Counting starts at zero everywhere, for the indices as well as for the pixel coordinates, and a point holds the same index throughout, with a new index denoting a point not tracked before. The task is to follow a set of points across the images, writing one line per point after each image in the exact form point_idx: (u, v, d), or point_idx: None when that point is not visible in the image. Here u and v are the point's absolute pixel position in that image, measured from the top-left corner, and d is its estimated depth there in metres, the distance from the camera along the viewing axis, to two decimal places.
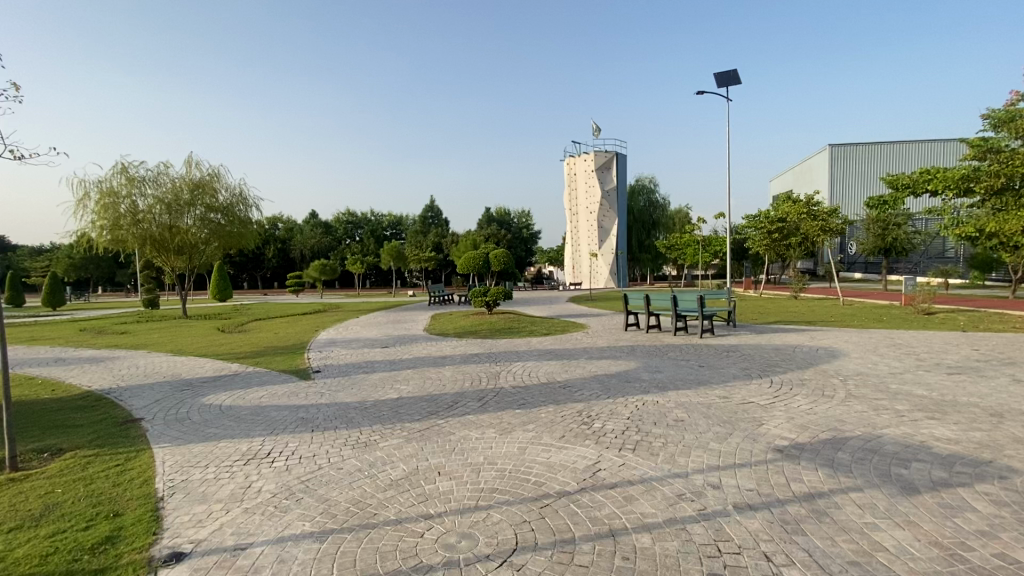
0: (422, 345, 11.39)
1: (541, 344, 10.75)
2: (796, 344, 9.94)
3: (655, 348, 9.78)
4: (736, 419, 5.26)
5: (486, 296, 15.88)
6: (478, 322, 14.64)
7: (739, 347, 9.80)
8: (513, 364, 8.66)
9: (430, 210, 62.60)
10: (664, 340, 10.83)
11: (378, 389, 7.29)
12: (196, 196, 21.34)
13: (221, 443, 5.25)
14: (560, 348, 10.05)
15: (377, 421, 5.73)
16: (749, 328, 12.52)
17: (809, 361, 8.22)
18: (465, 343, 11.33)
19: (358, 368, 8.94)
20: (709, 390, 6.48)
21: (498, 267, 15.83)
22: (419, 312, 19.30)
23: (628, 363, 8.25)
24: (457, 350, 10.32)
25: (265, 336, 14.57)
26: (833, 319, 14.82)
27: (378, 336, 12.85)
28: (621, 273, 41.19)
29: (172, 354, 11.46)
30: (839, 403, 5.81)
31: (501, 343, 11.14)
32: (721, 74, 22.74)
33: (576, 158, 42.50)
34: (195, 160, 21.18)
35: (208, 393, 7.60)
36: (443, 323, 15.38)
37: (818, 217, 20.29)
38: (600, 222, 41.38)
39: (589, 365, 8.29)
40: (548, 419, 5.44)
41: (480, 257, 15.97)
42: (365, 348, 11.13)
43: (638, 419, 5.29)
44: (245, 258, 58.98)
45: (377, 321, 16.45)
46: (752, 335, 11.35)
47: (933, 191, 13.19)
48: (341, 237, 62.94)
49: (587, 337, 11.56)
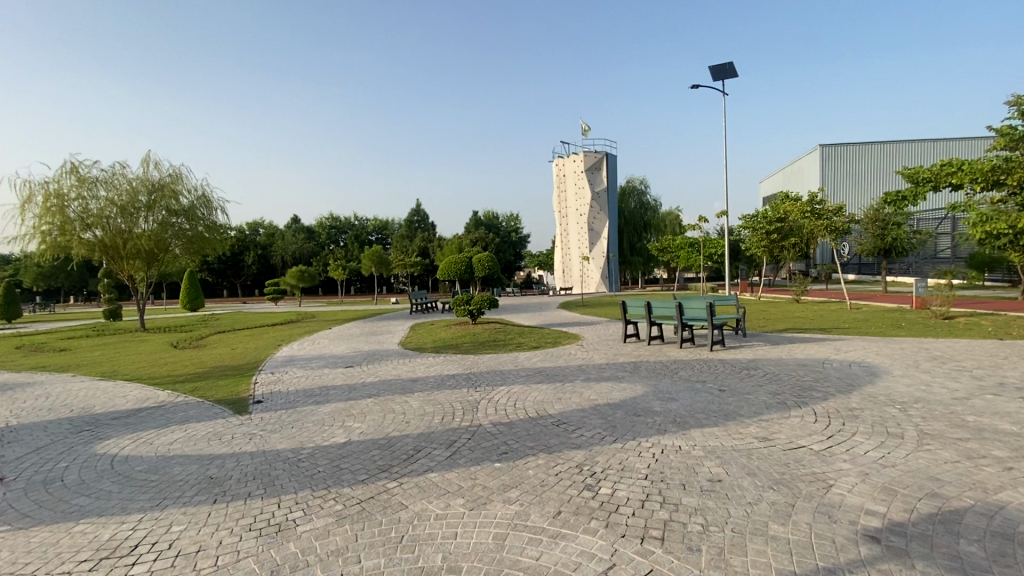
0: (393, 363, 9.92)
1: (530, 361, 9.32)
2: (823, 358, 8.64)
3: (662, 366, 8.39)
4: (792, 479, 3.86)
5: (469, 304, 14.44)
6: (460, 334, 13.20)
7: (759, 362, 8.47)
8: (495, 389, 7.23)
9: (416, 214, 61.05)
10: (670, 354, 9.47)
11: (325, 429, 5.80)
12: (154, 199, 19.59)
13: (77, 529, 3.71)
14: (552, 367, 8.63)
15: (307, 485, 4.25)
16: (761, 338, 11.22)
17: (847, 381, 6.91)
18: (442, 360, 9.88)
19: (309, 396, 7.44)
20: (741, 427, 5.10)
21: (482, 273, 14.40)
22: (397, 322, 17.80)
23: (634, 388, 6.85)
24: (431, 370, 8.86)
25: (220, 352, 12.95)
26: (848, 325, 13.61)
27: (345, 352, 11.34)
28: (613, 277, 40.01)
29: (99, 379, 9.82)
30: (917, 447, 4.45)
31: (484, 360, 9.70)
32: (716, 67, 21.64)
33: (565, 159, 41.31)
34: (153, 159, 19.46)
35: (110, 436, 6.04)
36: (421, 335, 13.89)
37: (822, 216, 19.12)
38: (590, 225, 40.18)
39: (586, 390, 6.88)
40: (537, 479, 4.01)
41: (463, 261, 14.50)
42: (327, 369, 9.63)
43: (660, 481, 3.89)
44: (224, 265, 56.92)
45: (349, 333, 14.90)
46: (768, 347, 10.04)
47: (958, 185, 11.98)
48: (324, 242, 61.14)
49: (581, 351, 10.16)
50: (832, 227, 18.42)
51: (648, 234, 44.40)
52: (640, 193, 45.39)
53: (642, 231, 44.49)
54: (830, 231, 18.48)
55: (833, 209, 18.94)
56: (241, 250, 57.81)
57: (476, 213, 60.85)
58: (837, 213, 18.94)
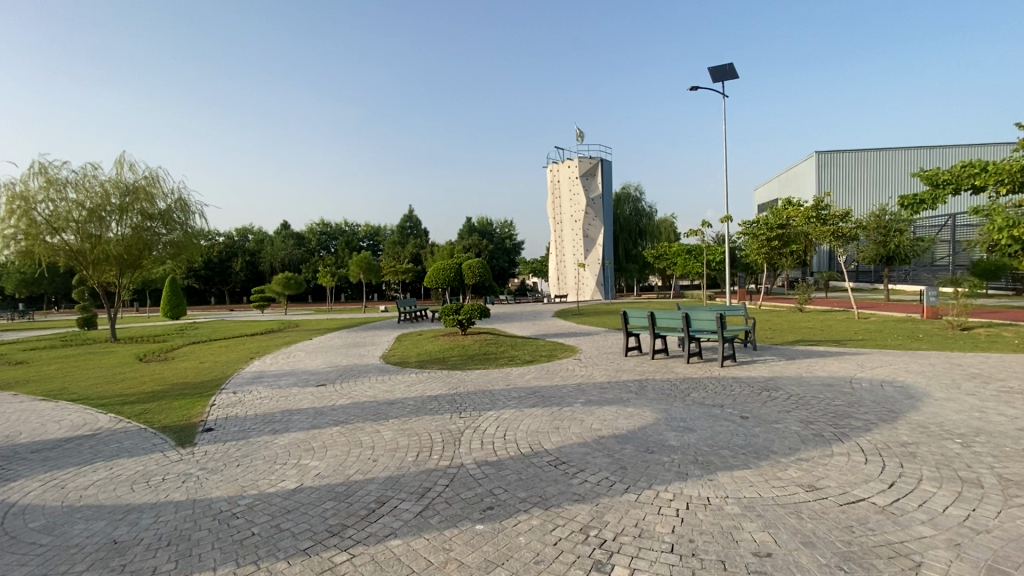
0: (371, 380, 8.95)
1: (523, 378, 8.39)
2: (848, 376, 7.79)
3: (671, 385, 7.49)
4: (865, 554, 2.95)
5: (458, 314, 13.51)
6: (448, 345, 12.26)
7: (778, 381, 7.59)
8: (482, 414, 6.30)
9: (409, 220, 60.12)
10: (677, 371, 8.58)
11: (276, 469, 4.83)
12: (128, 201, 18.47)
13: None
14: (548, 386, 7.70)
15: (233, 556, 3.29)
16: (773, 352, 10.37)
17: (886, 406, 6.05)
18: (426, 377, 8.93)
19: (268, 423, 6.46)
20: (779, 470, 4.19)
21: (472, 280, 13.48)
22: (384, 332, 16.82)
23: (643, 414, 5.93)
24: (412, 390, 7.90)
25: (187, 366, 11.89)
26: (861, 337, 12.82)
27: (321, 367, 10.35)
28: (609, 284, 39.21)
29: (41, 398, 8.76)
30: (1006, 503, 3.56)
31: (473, 377, 8.76)
32: (715, 68, 20.96)
33: (559, 165, 40.58)
34: (126, 160, 18.29)
35: (17, 477, 5.02)
36: (407, 347, 12.94)
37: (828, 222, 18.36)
38: (585, 231, 39.42)
39: (588, 417, 5.95)
40: (530, 551, 3.10)
41: (452, 266, 13.57)
42: (297, 387, 8.64)
43: (691, 557, 2.96)
44: (211, 271, 55.62)
45: (329, 346, 13.89)
46: (784, 362, 9.18)
47: (980, 187, 11.23)
48: (314, 248, 59.95)
49: (580, 367, 9.24)
50: (840, 233, 17.52)
51: (644, 241, 43.70)
52: (636, 200, 44.71)
53: (637, 238, 43.78)
54: (837, 238, 17.62)
55: (839, 215, 18.13)
56: (229, 256, 56.54)
57: (469, 220, 59.99)
58: (844, 219, 18.09)
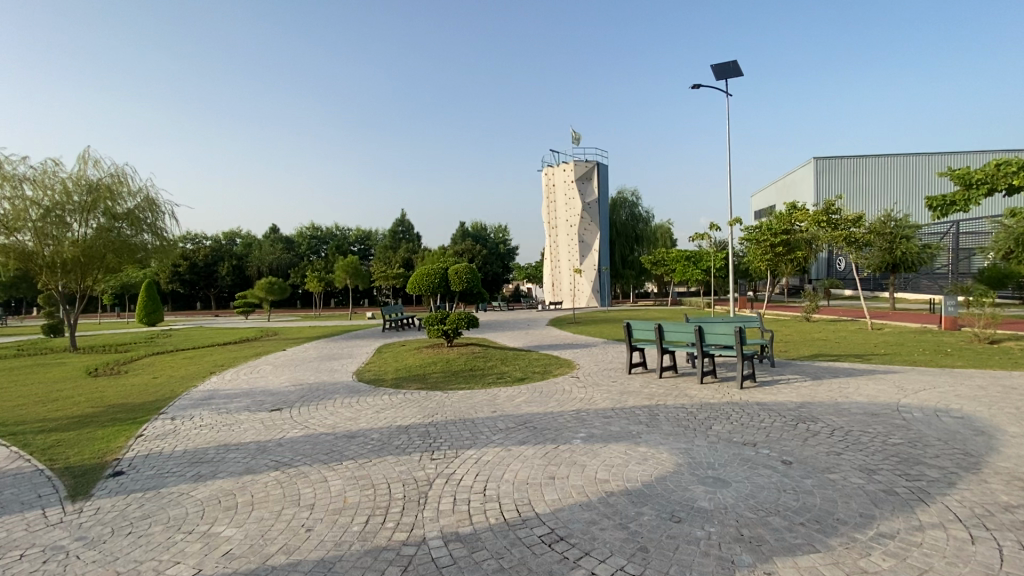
0: (336, 402, 7.74)
1: (512, 402, 7.20)
2: (892, 402, 6.67)
3: (687, 412, 6.34)
4: None
5: (443, 324, 12.30)
6: (431, 359, 11.05)
7: (813, 408, 6.46)
8: (459, 453, 5.11)
9: (401, 224, 58.83)
10: (691, 394, 7.42)
11: (174, 544, 3.59)
12: (91, 200, 17.14)
13: None
14: (541, 414, 6.51)
15: None
16: (794, 369, 9.24)
17: (955, 447, 4.92)
18: (400, 400, 7.73)
19: (195, 464, 5.24)
20: (861, 558, 3.02)
21: (458, 287, 12.26)
22: (364, 343, 15.58)
23: (659, 457, 4.77)
24: (381, 417, 6.69)
25: (136, 381, 10.61)
26: (884, 351, 11.71)
27: (285, 385, 9.12)
28: (605, 291, 38.13)
29: None
30: None
31: (454, 400, 7.56)
32: (718, 66, 19.90)
33: (554, 168, 39.52)
34: (88, 156, 16.94)
35: None
36: (386, 360, 11.71)
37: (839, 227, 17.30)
38: (580, 236, 38.36)
39: (590, 459, 4.78)
40: None
41: (438, 272, 12.38)
42: (248, 411, 7.42)
43: None
44: (197, 276, 54.03)
45: (302, 358, 12.63)
46: (810, 383, 8.04)
47: (1018, 188, 10.18)
48: (304, 252, 58.43)
49: (578, 388, 8.05)
50: (853, 239, 16.38)
51: (641, 246, 42.67)
52: (632, 205, 43.71)
53: (634, 244, 42.76)
54: (850, 244, 16.46)
55: (851, 219, 16.99)
56: (215, 260, 54.99)
57: (463, 224, 58.79)
58: (856, 223, 16.89)
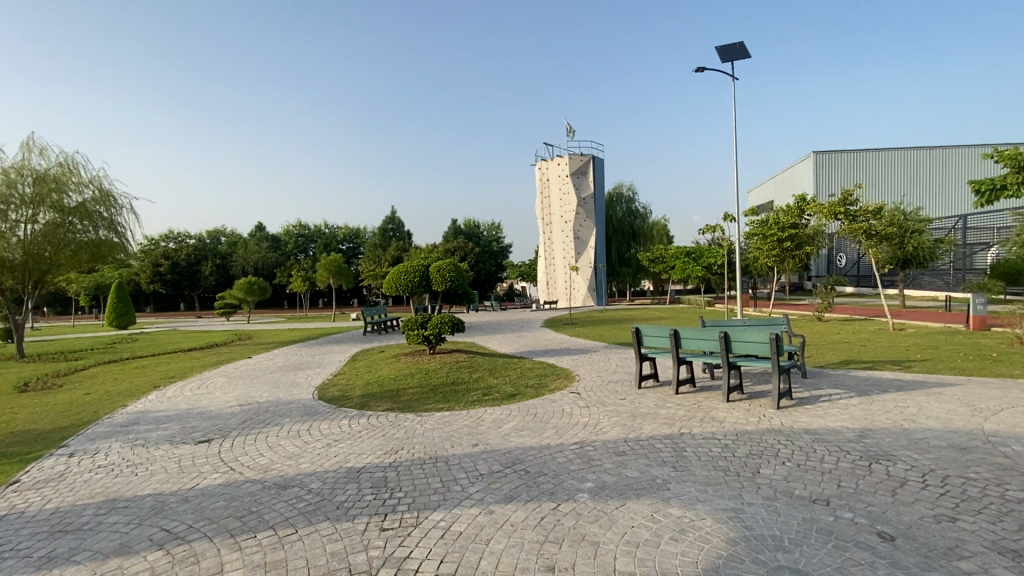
0: (283, 430, 6.29)
1: (498, 430, 5.78)
2: (975, 429, 5.31)
3: (720, 447, 4.96)
4: None
5: (424, 329, 10.87)
6: (408, 369, 9.61)
7: (879, 439, 5.09)
8: (420, 519, 3.68)
9: (391, 222, 57.23)
10: (720, 418, 6.02)
11: None
12: (37, 192, 15.52)
13: None
14: (534, 449, 5.09)
15: None
16: (832, 382, 7.87)
17: None
18: (361, 427, 6.29)
19: (54, 537, 3.78)
20: None
21: (442, 287, 10.78)
22: (339, 349, 14.11)
23: (703, 529, 3.36)
24: (330, 454, 5.25)
25: (62, 399, 9.09)
26: (921, 356, 10.39)
27: (229, 405, 7.65)
28: (602, 289, 36.82)
29: None
30: None
31: (427, 426, 6.13)
32: (723, 48, 18.52)
33: (548, 162, 38.10)
34: (31, 142, 15.29)
35: None
36: (359, 370, 10.25)
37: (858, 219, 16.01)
38: (576, 233, 36.99)
39: (603, 533, 3.36)
40: None
41: (420, 268, 10.92)
42: (169, 444, 5.95)
43: None
44: (179, 276, 52.25)
45: (263, 369, 11.14)
46: (860, 400, 6.67)
47: None
48: (290, 251, 56.68)
49: (579, 408, 6.62)
50: (872, 232, 15.02)
51: (638, 243, 41.36)
52: (628, 201, 42.37)
53: (631, 241, 41.45)
54: (869, 238, 15.11)
55: (872, 210, 15.57)
56: (199, 259, 53.28)
57: (455, 222, 57.27)
58: (877, 214, 15.50)
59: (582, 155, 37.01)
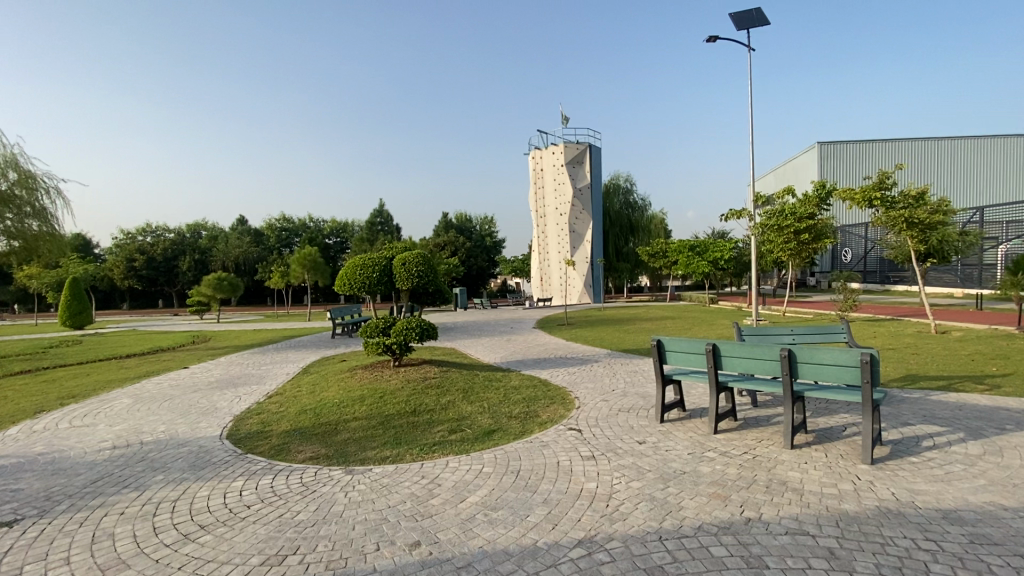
0: (136, 502, 4.18)
1: (457, 511, 3.72)
2: None
3: (826, 560, 2.93)
4: None
5: (385, 340, 8.75)
6: (359, 390, 7.51)
7: None
8: None
9: (379, 215, 54.86)
10: (794, 483, 4.00)
11: None
12: None
13: None
14: (510, 561, 3.02)
15: None
16: (919, 412, 5.87)
17: None
18: (256, 496, 4.20)
19: None
20: None
21: (408, 287, 8.63)
22: (295, 358, 12.01)
23: None
24: (172, 568, 3.17)
25: None
26: (999, 370, 8.40)
27: (98, 449, 5.56)
28: (598, 285, 34.82)
29: None
30: None
31: (353, 498, 4.04)
32: (737, 15, 16.45)
33: (542, 151, 35.94)
34: None
35: None
36: (302, 388, 8.16)
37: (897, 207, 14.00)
38: (571, 226, 34.90)
39: None
40: None
41: (383, 260, 8.73)
42: None
43: None
44: (155, 271, 49.76)
45: (188, 387, 9.02)
46: (984, 448, 4.65)
47: None
48: (274, 246, 54.16)
49: (581, 461, 4.58)
50: (914, 221, 12.94)
51: (637, 237, 39.32)
52: (625, 193, 40.33)
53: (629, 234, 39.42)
54: (910, 228, 13.12)
55: (914, 195, 13.31)
56: (176, 254, 50.83)
57: (445, 216, 55.05)
58: (919, 200, 13.27)
59: (577, 143, 34.88)
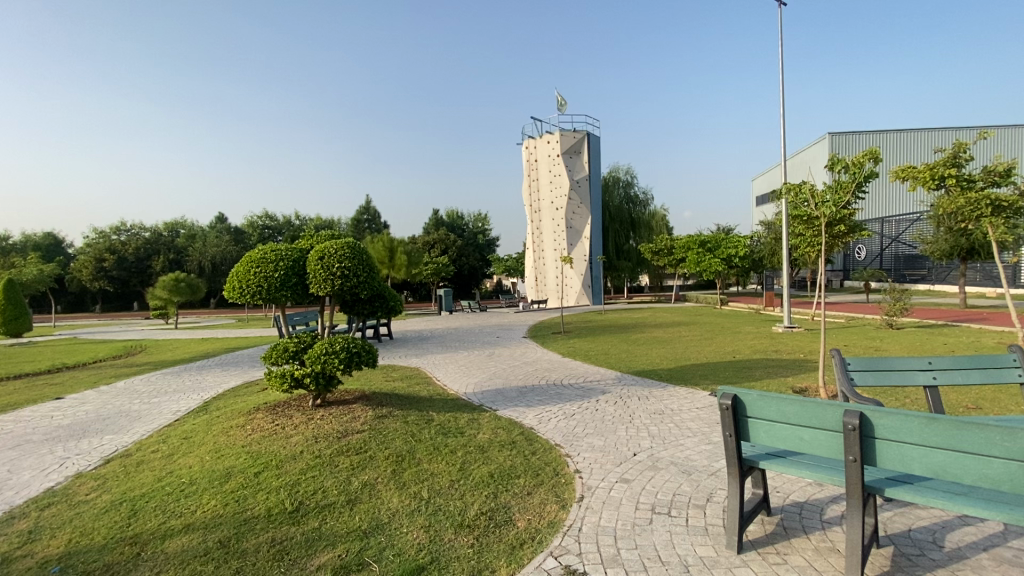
0: None
1: None
2: None
3: None
4: None
5: (291, 375, 5.91)
6: (234, 457, 4.77)
7: None
8: None
9: (365, 211, 52.06)
10: None
11: None
12: None
13: None
14: None
15: None
16: None
17: None
18: None
19: None
20: None
21: (328, 295, 5.86)
22: (209, 383, 9.26)
23: None
24: None
25: None
26: None
27: None
28: (597, 284, 32.19)
29: None
30: None
31: None
32: None
33: (536, 140, 33.23)
34: None
35: None
36: (165, 446, 5.41)
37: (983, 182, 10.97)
38: (568, 221, 32.20)
39: None
40: None
41: (293, 254, 5.98)
42: None
43: None
44: (127, 272, 46.89)
45: (19, 436, 6.28)
46: None
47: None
48: (254, 244, 51.30)
49: None
50: (1002, 204, 10.28)
51: (638, 233, 36.71)
52: (626, 185, 37.61)
53: (629, 230, 36.83)
54: (996, 213, 10.44)
55: (999, 171, 10.64)
56: (150, 254, 48.06)
57: (435, 213, 52.32)
58: (1005, 178, 10.61)
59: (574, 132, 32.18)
